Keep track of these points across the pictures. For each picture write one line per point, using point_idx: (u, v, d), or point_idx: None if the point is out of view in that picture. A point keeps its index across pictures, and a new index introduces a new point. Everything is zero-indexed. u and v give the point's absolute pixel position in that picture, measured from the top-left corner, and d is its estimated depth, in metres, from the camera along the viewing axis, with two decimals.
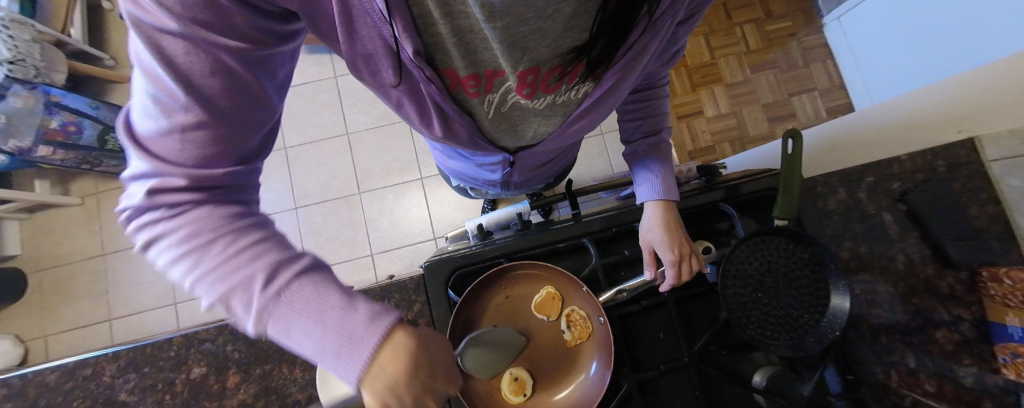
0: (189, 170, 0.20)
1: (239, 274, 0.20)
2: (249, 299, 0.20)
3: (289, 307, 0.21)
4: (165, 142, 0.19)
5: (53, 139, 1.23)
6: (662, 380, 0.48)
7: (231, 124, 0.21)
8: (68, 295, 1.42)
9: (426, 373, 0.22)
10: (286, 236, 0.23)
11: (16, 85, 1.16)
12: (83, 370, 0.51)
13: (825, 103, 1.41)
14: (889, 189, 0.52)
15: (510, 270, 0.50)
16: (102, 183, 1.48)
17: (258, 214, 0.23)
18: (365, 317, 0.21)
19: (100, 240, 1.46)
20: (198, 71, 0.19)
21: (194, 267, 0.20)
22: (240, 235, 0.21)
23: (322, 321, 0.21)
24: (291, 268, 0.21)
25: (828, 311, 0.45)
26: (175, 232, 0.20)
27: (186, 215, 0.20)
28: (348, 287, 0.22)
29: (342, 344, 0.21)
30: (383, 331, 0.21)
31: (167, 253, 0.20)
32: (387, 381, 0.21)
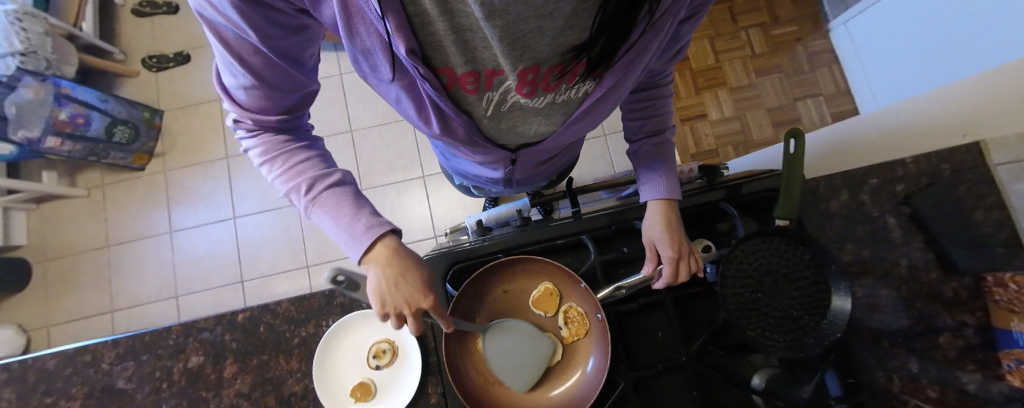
0: (256, 115, 0.33)
1: (296, 180, 0.35)
2: (295, 191, 0.35)
3: (318, 205, 0.36)
4: (239, 96, 0.31)
5: (61, 130, 1.25)
6: (658, 380, 0.47)
7: (274, 89, 0.31)
8: (71, 285, 1.44)
9: (402, 270, 0.37)
10: (321, 161, 0.37)
11: (27, 77, 1.16)
12: (83, 356, 0.52)
13: (830, 108, 1.40)
14: (893, 191, 0.52)
15: (508, 264, 0.49)
16: (108, 175, 1.49)
17: (305, 143, 0.37)
18: (366, 225, 0.36)
19: (105, 232, 1.47)
20: (247, 54, 0.26)
21: (272, 170, 0.35)
22: (294, 156, 0.36)
23: (336, 218, 0.36)
24: (323, 183, 0.36)
25: (829, 313, 0.44)
26: (259, 146, 0.35)
27: (265, 140, 0.35)
28: (357, 204, 0.37)
29: (348, 236, 0.36)
30: (376, 236, 0.36)
31: (255, 154, 0.36)
32: (375, 262, 0.37)
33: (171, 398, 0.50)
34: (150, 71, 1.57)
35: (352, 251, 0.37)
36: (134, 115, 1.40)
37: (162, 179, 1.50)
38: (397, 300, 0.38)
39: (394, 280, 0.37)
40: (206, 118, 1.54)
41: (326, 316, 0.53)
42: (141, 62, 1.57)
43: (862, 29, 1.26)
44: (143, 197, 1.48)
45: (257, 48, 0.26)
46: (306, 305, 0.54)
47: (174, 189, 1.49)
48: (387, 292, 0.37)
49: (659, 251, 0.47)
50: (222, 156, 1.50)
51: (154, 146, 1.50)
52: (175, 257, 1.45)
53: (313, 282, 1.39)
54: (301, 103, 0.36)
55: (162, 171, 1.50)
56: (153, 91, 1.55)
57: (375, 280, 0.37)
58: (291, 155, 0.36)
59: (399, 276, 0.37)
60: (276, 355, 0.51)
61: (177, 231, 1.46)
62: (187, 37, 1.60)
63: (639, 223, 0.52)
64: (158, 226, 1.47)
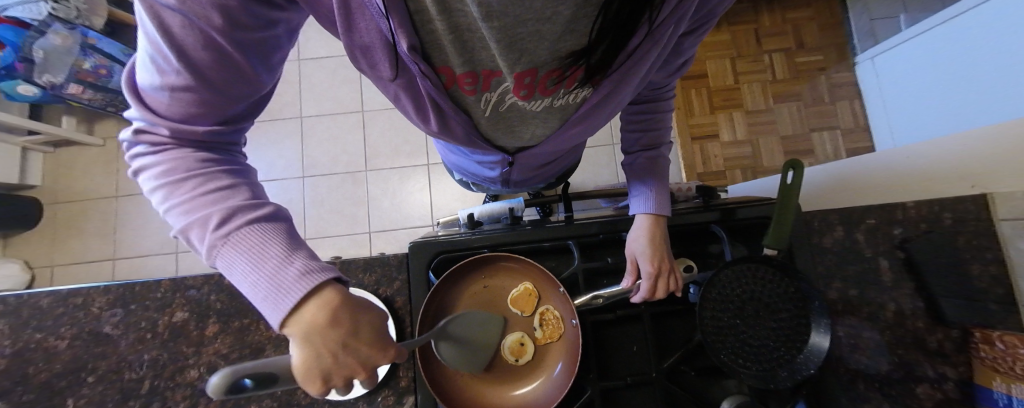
0: (174, 124, 0.25)
1: (201, 211, 0.24)
2: (199, 228, 0.24)
3: (232, 249, 0.25)
4: (158, 98, 0.24)
5: (84, 79, 1.28)
6: (626, 392, 0.47)
7: (212, 89, 0.24)
8: (78, 230, 1.48)
9: (351, 329, 0.26)
10: (251, 191, 0.27)
11: (58, 25, 1.19)
12: (74, 298, 0.54)
13: (844, 143, 1.38)
14: (889, 234, 0.50)
15: (491, 260, 0.50)
16: (124, 128, 1.53)
17: (235, 166, 0.28)
18: (301, 270, 0.25)
19: (115, 183, 1.51)
20: (191, 46, 0.21)
21: (171, 199, 0.25)
22: (208, 179, 0.25)
23: (256, 263, 0.25)
24: (246, 215, 0.25)
25: (806, 347, 0.44)
26: (161, 164, 0.25)
27: (173, 156, 0.25)
28: (289, 243, 0.26)
29: (271, 292, 0.24)
30: (315, 282, 0.25)
31: (151, 181, 0.25)
32: (308, 325, 0.25)
33: (154, 349, 0.52)
34: None
35: (273, 312, 0.25)
36: None
37: None
38: (344, 369, 0.26)
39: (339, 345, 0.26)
40: None
41: None
42: None
43: (888, 66, 1.24)
44: None
45: (211, 37, 0.21)
46: None
47: None
48: (325, 366, 0.25)
49: (639, 266, 0.47)
50: None
51: None
52: None
53: None
54: (241, 117, 0.29)
55: None
56: None
57: (305, 351, 0.25)
58: (202, 179, 0.25)
59: (352, 335, 0.26)
60: (258, 321, 0.52)
61: None
62: None
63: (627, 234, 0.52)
64: None
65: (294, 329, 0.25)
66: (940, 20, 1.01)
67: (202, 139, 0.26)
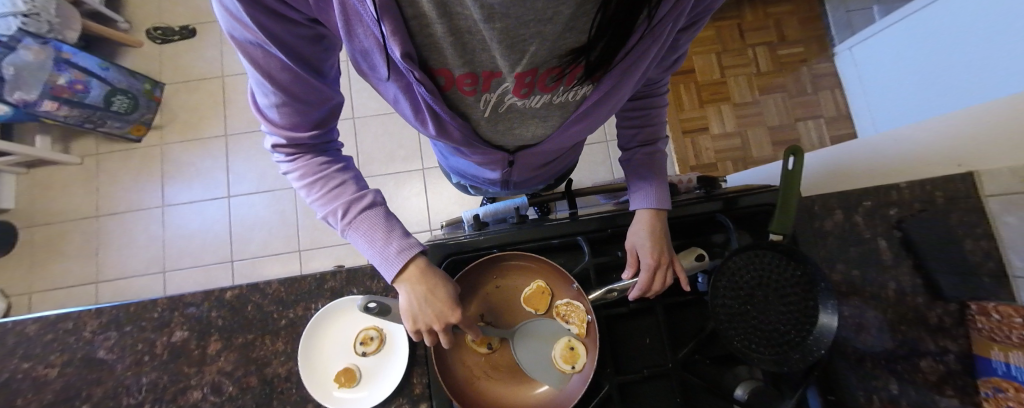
0: (295, 138, 0.35)
1: (331, 204, 0.37)
2: (332, 214, 0.37)
3: (353, 228, 0.37)
4: (274, 117, 0.33)
5: (59, 95, 1.22)
6: (644, 385, 0.47)
7: (307, 109, 0.33)
8: (58, 253, 1.42)
9: (431, 288, 0.39)
10: (356, 183, 0.39)
11: (28, 39, 1.15)
12: (65, 323, 0.51)
13: (829, 131, 1.42)
14: (886, 215, 0.52)
15: (503, 260, 0.49)
16: (103, 145, 1.47)
17: (340, 162, 0.39)
18: (398, 248, 0.38)
19: (96, 201, 1.45)
20: (274, 69, 0.27)
21: (311, 193, 0.38)
22: (330, 181, 0.37)
23: (368, 238, 0.38)
24: (355, 206, 0.37)
25: (816, 327, 0.44)
26: (298, 170, 0.37)
27: (305, 165, 0.37)
28: (383, 223, 0.38)
29: (379, 258, 0.38)
30: (408, 257, 0.38)
31: (293, 177, 0.38)
32: (408, 281, 0.39)
33: (153, 371, 0.50)
34: (154, 43, 1.55)
35: (387, 272, 0.39)
36: (135, 86, 1.39)
37: (158, 152, 1.48)
38: (429, 318, 0.40)
39: (426, 301, 0.39)
40: (206, 94, 1.52)
41: (316, 300, 0.52)
42: (145, 33, 1.55)
43: (867, 55, 1.29)
44: (137, 169, 1.46)
45: (283, 62, 0.26)
46: (296, 287, 0.53)
47: (170, 163, 1.47)
48: (418, 312, 0.40)
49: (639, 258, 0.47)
50: (221, 133, 1.48)
51: (153, 118, 1.48)
52: (165, 232, 1.43)
53: (304, 266, 1.38)
54: (328, 118, 0.37)
55: (159, 144, 1.48)
56: (156, 63, 1.54)
57: (409, 300, 0.39)
58: (326, 179, 0.37)
59: (431, 293, 0.39)
60: (262, 335, 0.51)
61: (169, 206, 1.44)
62: (193, 12, 1.58)
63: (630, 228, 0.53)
64: (150, 200, 1.45)
65: (399, 283, 0.39)
66: (915, 9, 1.06)
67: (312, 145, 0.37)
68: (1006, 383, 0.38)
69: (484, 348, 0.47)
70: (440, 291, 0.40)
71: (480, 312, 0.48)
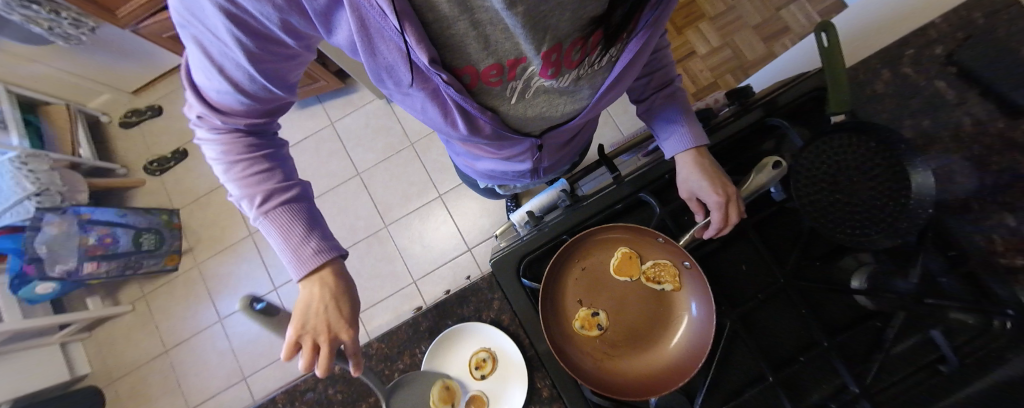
0: (228, 119, 0.33)
1: (252, 191, 0.36)
2: (249, 198, 0.36)
3: (269, 216, 0.37)
4: (211, 98, 0.30)
5: (94, 254, 1.29)
6: (764, 309, 0.46)
7: (254, 105, 0.32)
8: (144, 398, 1.47)
9: (336, 297, 0.38)
10: (283, 176, 0.38)
11: (48, 215, 1.21)
12: None
13: (816, 7, 1.38)
14: (933, 54, 0.52)
15: (582, 241, 0.48)
16: (146, 285, 1.52)
17: (271, 152, 0.38)
18: (314, 248, 0.37)
19: (160, 339, 1.50)
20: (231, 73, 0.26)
21: (228, 173, 0.35)
22: (253, 165, 0.36)
23: (284, 234, 0.37)
24: (282, 198, 0.37)
25: (913, 190, 0.42)
26: (219, 144, 0.34)
27: (229, 142, 0.34)
28: (308, 221, 0.38)
29: (287, 253, 0.37)
30: (324, 260, 0.38)
31: (211, 148, 0.35)
32: (314, 285, 0.38)
33: None
34: (154, 176, 1.60)
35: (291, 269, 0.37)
36: (154, 222, 1.44)
37: (197, 273, 1.52)
38: (318, 326, 0.36)
39: (321, 311, 0.37)
40: (219, 204, 1.55)
41: (418, 343, 0.52)
42: (143, 170, 1.60)
43: None
44: (185, 295, 1.51)
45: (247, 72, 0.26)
46: (395, 339, 0.52)
47: (211, 279, 1.51)
48: (310, 316, 0.36)
49: (705, 200, 0.46)
50: (246, 234, 1.52)
51: (180, 244, 1.52)
52: (232, 342, 1.47)
53: (369, 327, 1.39)
54: (274, 111, 0.37)
55: (195, 265, 1.53)
56: (163, 193, 1.58)
57: (306, 304, 0.37)
58: (251, 163, 0.36)
59: (336, 300, 0.38)
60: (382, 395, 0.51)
61: (226, 318, 1.48)
62: (178, 134, 1.63)
63: (672, 175, 0.52)
64: (207, 319, 1.49)
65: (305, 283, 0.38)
66: None
67: (249, 129, 0.36)
68: None
69: (596, 331, 0.45)
70: (344, 302, 0.38)
71: (579, 299, 0.47)
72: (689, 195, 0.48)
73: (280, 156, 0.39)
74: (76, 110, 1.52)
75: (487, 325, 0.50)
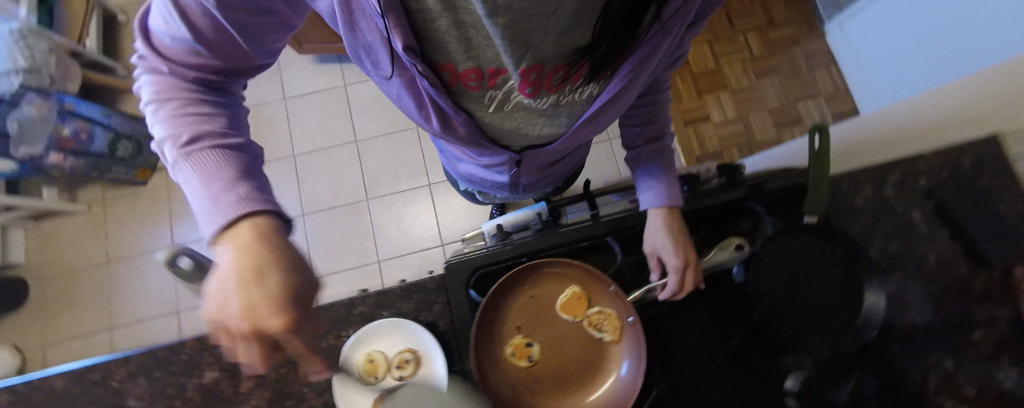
0: (174, 60, 0.29)
1: (176, 132, 0.29)
2: (171, 143, 0.29)
3: (194, 163, 0.29)
4: (165, 40, 0.28)
5: (65, 146, 1.24)
6: (694, 385, 0.46)
7: (210, 55, 0.29)
8: (71, 304, 1.40)
9: (267, 255, 0.27)
10: (228, 126, 0.32)
11: (31, 94, 1.18)
12: (92, 374, 0.50)
13: (832, 108, 1.42)
14: (916, 185, 0.53)
15: (540, 267, 0.47)
16: (109, 191, 1.48)
17: (225, 107, 0.33)
18: (237, 193, 0.28)
19: (106, 248, 1.44)
20: (200, 21, 0.25)
21: (157, 119, 0.30)
22: (190, 106, 0.30)
23: (206, 181, 0.29)
24: (217, 143, 0.30)
25: (860, 312, 0.43)
26: (156, 89, 0.30)
27: (165, 85, 0.30)
28: (246, 172, 0.31)
29: (213, 210, 0.28)
30: (246, 209, 0.28)
31: (150, 97, 0.30)
32: (241, 244, 0.28)
33: None
34: None
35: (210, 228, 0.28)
36: (138, 131, 1.41)
37: (165, 193, 1.48)
38: (247, 296, 0.26)
39: (246, 283, 0.26)
40: None
41: (346, 326, 0.51)
42: None
43: (859, 30, 1.30)
44: (145, 211, 1.46)
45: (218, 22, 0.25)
46: (327, 315, 0.51)
47: (177, 203, 1.47)
48: (236, 281, 0.26)
49: (665, 260, 0.46)
50: None
51: (157, 160, 1.48)
52: None
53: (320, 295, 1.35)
54: (240, 68, 0.33)
55: (165, 185, 1.49)
56: None
57: (231, 267, 0.26)
58: (185, 104, 0.30)
59: (271, 260, 0.27)
60: (294, 368, 0.49)
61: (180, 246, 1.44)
62: None
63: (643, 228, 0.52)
64: (160, 241, 1.44)
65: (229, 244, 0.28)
66: None
67: (202, 81, 0.31)
68: None
69: (525, 362, 0.45)
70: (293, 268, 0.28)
71: (517, 325, 0.46)
72: (652, 251, 0.48)
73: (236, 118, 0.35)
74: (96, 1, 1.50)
75: (421, 327, 0.49)
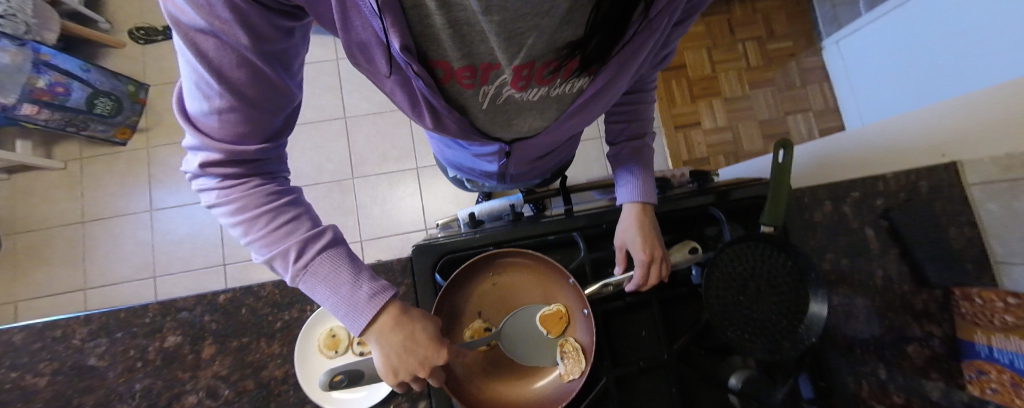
0: (230, 148, 0.28)
1: (281, 246, 0.30)
2: (281, 258, 0.31)
3: (312, 275, 0.32)
4: (209, 124, 0.26)
5: (38, 98, 1.20)
6: (641, 377, 0.48)
7: (261, 114, 0.27)
8: (42, 260, 1.38)
9: (409, 335, 0.35)
10: (309, 217, 0.33)
11: (4, 41, 1.12)
12: (53, 331, 0.50)
13: (818, 124, 1.45)
14: (872, 205, 0.54)
15: (498, 257, 0.49)
16: (87, 149, 1.44)
17: (286, 189, 0.33)
18: (369, 292, 0.33)
19: (81, 207, 1.41)
20: (228, 67, 0.23)
21: (248, 232, 0.30)
22: (276, 216, 0.31)
23: (333, 287, 0.32)
24: (316, 244, 0.32)
25: (806, 317, 0.46)
26: (231, 203, 0.29)
27: (241, 193, 0.29)
28: (351, 264, 0.33)
29: (344, 305, 0.33)
30: (381, 304, 0.33)
31: (226, 211, 0.30)
32: (383, 335, 0.34)
33: (145, 378, 0.49)
34: (138, 43, 1.52)
35: (355, 328, 0.34)
36: (118, 89, 1.36)
37: (144, 156, 1.45)
38: (411, 367, 0.36)
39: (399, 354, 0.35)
40: None
41: (312, 301, 0.52)
42: (128, 34, 1.52)
43: (852, 50, 1.32)
44: (123, 172, 1.43)
45: (241, 56, 0.22)
46: (292, 289, 0.53)
47: (157, 167, 1.44)
48: (397, 363, 0.35)
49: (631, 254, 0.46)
50: None
51: (138, 121, 1.45)
52: (154, 237, 1.40)
53: None
54: (277, 131, 0.32)
55: (145, 147, 1.45)
56: (140, 64, 1.50)
57: (386, 354, 0.35)
58: (273, 214, 0.31)
59: (410, 340, 0.35)
60: (258, 339, 0.50)
61: (157, 211, 1.42)
62: None
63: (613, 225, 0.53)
64: (137, 204, 1.42)
65: (372, 336, 0.34)
66: (898, 4, 1.08)
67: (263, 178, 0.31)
68: (987, 365, 0.40)
69: (481, 346, 0.46)
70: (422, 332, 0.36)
71: (478, 310, 0.48)
72: (621, 245, 0.48)
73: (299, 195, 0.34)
74: None
75: None
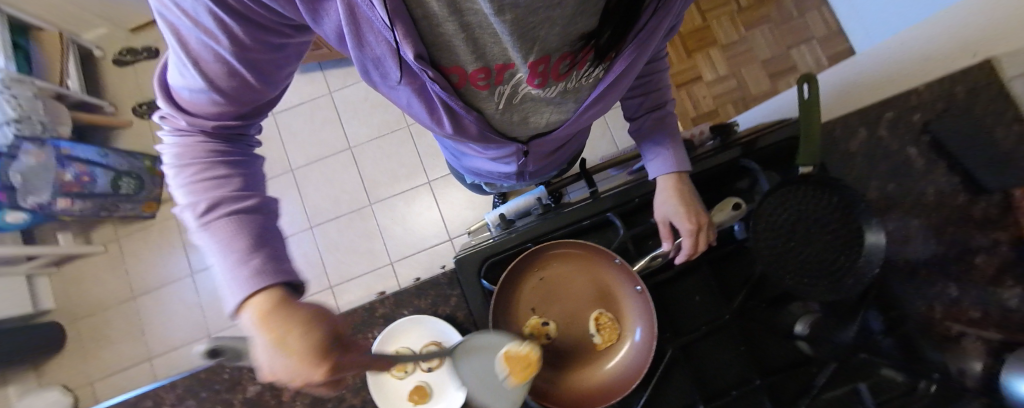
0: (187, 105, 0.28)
1: (196, 195, 0.29)
2: (190, 206, 0.29)
3: (213, 231, 0.29)
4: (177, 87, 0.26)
5: (69, 191, 1.25)
6: (705, 342, 0.48)
7: (234, 100, 0.28)
8: (106, 339, 1.46)
9: (279, 328, 0.28)
10: (245, 184, 0.32)
11: (26, 144, 1.18)
12: (145, 401, 0.53)
13: (824, 51, 1.39)
14: (911, 121, 0.52)
15: (541, 252, 0.49)
16: (121, 228, 1.51)
17: (238, 155, 0.33)
18: (253, 269, 0.29)
19: (129, 284, 1.49)
20: (208, 63, 0.23)
21: (176, 175, 0.30)
22: (204, 169, 0.30)
23: (226, 251, 0.29)
24: (231, 207, 0.30)
25: (865, 248, 0.44)
26: (171, 142, 0.29)
27: (183, 139, 0.29)
28: (258, 240, 0.30)
29: (231, 277, 0.29)
30: (255, 285, 0.29)
31: (166, 150, 0.30)
32: (257, 320, 0.29)
33: None
34: (143, 118, 1.57)
35: (241, 306, 0.29)
36: (135, 165, 1.43)
37: (174, 224, 1.51)
38: (285, 373, 0.27)
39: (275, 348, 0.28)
40: None
41: (370, 328, 0.53)
42: (132, 111, 1.57)
43: None
44: (159, 243, 1.50)
45: (225, 59, 0.23)
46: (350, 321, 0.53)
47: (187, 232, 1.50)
48: (272, 363, 0.28)
49: (676, 225, 0.46)
50: None
51: (161, 192, 1.51)
52: (201, 298, 1.47)
53: (340, 301, 1.40)
54: (251, 113, 0.32)
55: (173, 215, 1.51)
56: (150, 138, 1.56)
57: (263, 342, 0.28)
58: (205, 166, 0.30)
59: (283, 335, 0.28)
60: None
61: (198, 273, 1.48)
62: None
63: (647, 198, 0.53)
64: (178, 270, 1.48)
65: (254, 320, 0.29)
66: None
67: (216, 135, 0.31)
68: None
69: (543, 340, 0.47)
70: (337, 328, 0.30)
71: (532, 306, 0.48)
72: (663, 219, 0.48)
73: (250, 165, 0.34)
74: (69, 39, 1.47)
75: (439, 321, 0.52)
